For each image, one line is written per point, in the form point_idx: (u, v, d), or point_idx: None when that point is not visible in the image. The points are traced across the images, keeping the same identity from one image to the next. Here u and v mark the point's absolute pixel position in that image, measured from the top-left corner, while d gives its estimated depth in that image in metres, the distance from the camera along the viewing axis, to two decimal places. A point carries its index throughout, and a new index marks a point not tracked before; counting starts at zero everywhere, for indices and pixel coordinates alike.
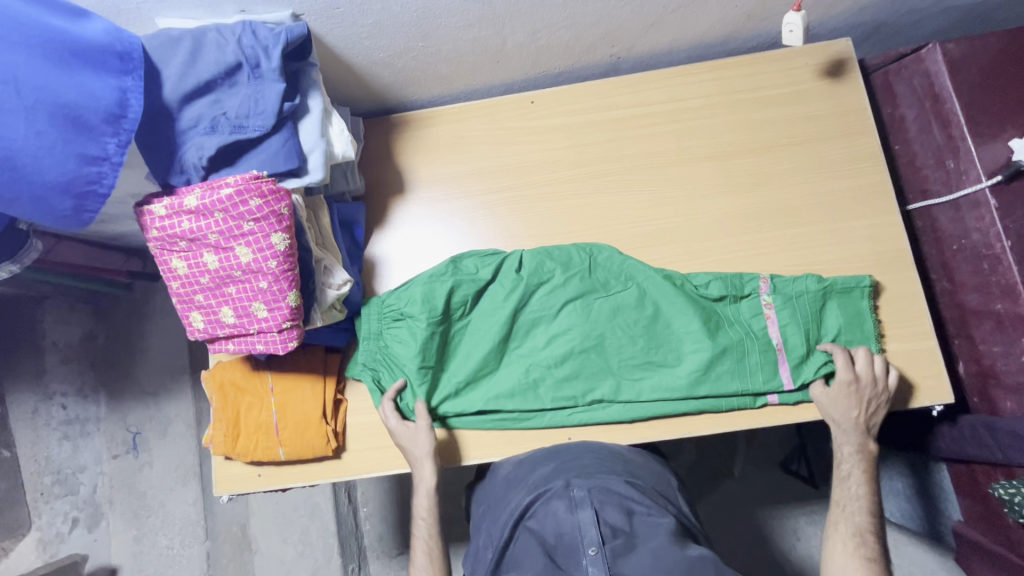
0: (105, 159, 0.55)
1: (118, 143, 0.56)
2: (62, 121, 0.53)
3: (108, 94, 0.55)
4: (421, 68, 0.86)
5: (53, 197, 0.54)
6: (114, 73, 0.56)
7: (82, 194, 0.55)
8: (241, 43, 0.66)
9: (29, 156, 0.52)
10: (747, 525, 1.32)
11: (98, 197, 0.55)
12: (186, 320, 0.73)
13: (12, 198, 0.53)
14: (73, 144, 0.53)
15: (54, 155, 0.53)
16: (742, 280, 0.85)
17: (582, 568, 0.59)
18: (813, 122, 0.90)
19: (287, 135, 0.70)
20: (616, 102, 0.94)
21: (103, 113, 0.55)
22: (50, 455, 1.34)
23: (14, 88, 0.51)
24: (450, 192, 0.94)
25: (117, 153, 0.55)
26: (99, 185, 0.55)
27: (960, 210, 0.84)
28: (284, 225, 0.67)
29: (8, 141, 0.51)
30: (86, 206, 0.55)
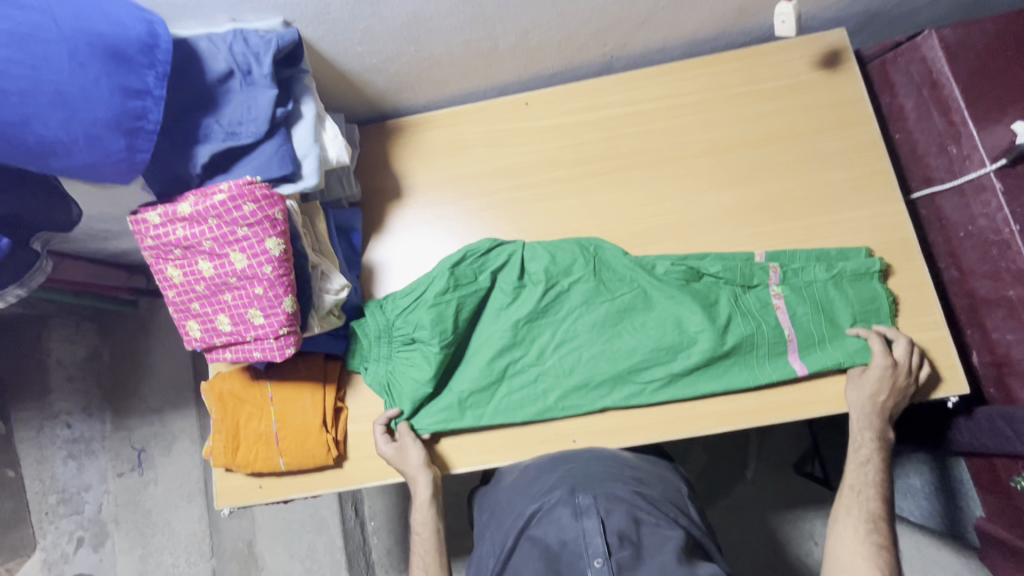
0: (147, 92, 0.59)
1: (156, 76, 0.60)
2: (102, 53, 0.56)
3: (138, 25, 0.59)
4: (414, 73, 0.86)
5: (106, 134, 0.58)
6: (135, 8, 0.60)
7: (133, 129, 0.59)
8: (233, 50, 0.66)
9: (79, 89, 0.55)
10: (763, 529, 1.28)
11: (148, 131, 0.60)
12: (183, 330, 0.72)
13: (70, 138, 0.56)
14: (116, 78, 0.57)
15: (100, 88, 0.56)
16: (751, 271, 0.83)
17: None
18: (811, 113, 0.89)
19: (281, 141, 0.70)
20: (611, 101, 0.93)
21: (137, 46, 0.58)
22: (55, 474, 1.33)
23: (54, 22, 0.54)
24: (447, 196, 0.93)
25: (157, 86, 0.60)
26: (145, 120, 0.60)
27: (965, 196, 0.82)
28: (278, 229, 0.67)
29: (59, 76, 0.54)
30: (139, 143, 0.60)
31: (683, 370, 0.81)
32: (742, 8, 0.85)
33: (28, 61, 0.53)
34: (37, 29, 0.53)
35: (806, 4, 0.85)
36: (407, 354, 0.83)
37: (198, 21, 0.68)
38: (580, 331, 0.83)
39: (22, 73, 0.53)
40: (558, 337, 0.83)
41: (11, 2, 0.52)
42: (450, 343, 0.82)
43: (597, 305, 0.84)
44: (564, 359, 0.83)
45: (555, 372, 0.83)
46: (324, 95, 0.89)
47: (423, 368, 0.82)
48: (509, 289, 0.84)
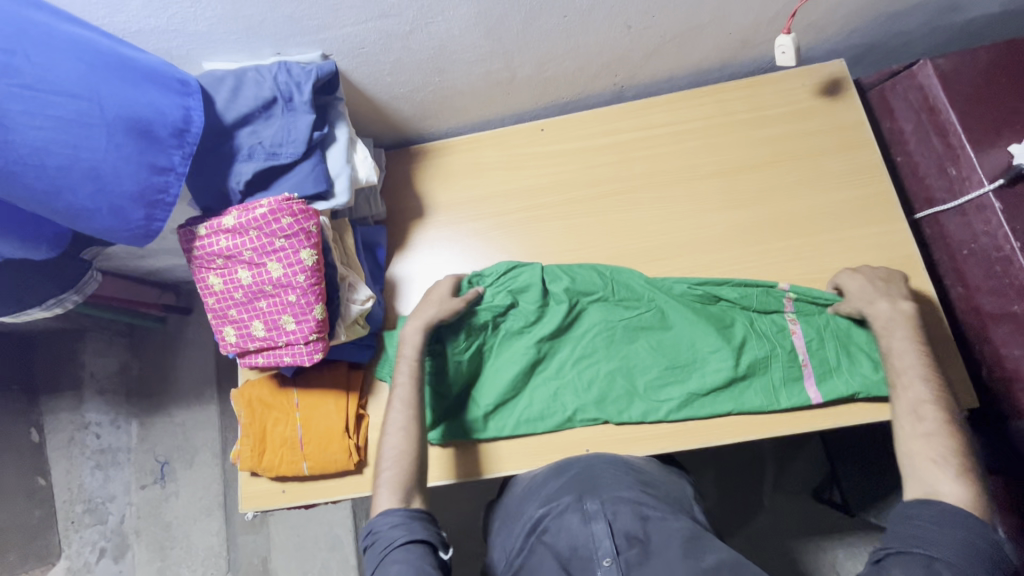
0: (170, 170, 0.65)
1: (182, 155, 0.66)
2: (135, 135, 0.63)
3: (175, 111, 0.65)
4: (438, 101, 0.93)
5: (128, 206, 0.64)
6: (177, 94, 0.66)
7: (153, 202, 0.65)
8: (277, 80, 0.73)
9: (109, 166, 0.62)
10: (783, 559, 1.26)
11: (166, 204, 0.66)
12: (219, 335, 0.77)
13: (94, 208, 0.62)
14: (145, 156, 0.63)
15: (129, 165, 0.63)
16: (768, 296, 0.86)
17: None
18: (813, 138, 0.94)
19: (316, 161, 0.76)
20: (622, 127, 0.99)
21: (171, 129, 0.65)
22: (83, 483, 1.40)
23: (97, 107, 0.61)
24: (466, 215, 0.99)
25: (181, 165, 0.66)
26: (166, 194, 0.66)
27: (966, 215, 0.85)
28: (312, 241, 0.72)
29: (94, 154, 0.61)
30: (156, 214, 0.65)
31: (700, 389, 0.83)
32: (744, 41, 0.91)
33: (70, 141, 0.60)
34: (82, 114, 0.60)
35: (806, 36, 0.91)
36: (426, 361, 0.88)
37: (247, 55, 0.75)
38: (598, 346, 0.87)
39: (62, 151, 0.60)
40: (579, 351, 0.87)
41: (64, 91, 0.59)
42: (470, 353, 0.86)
43: (614, 323, 0.88)
44: (582, 374, 0.86)
45: (572, 384, 0.86)
46: (354, 122, 0.96)
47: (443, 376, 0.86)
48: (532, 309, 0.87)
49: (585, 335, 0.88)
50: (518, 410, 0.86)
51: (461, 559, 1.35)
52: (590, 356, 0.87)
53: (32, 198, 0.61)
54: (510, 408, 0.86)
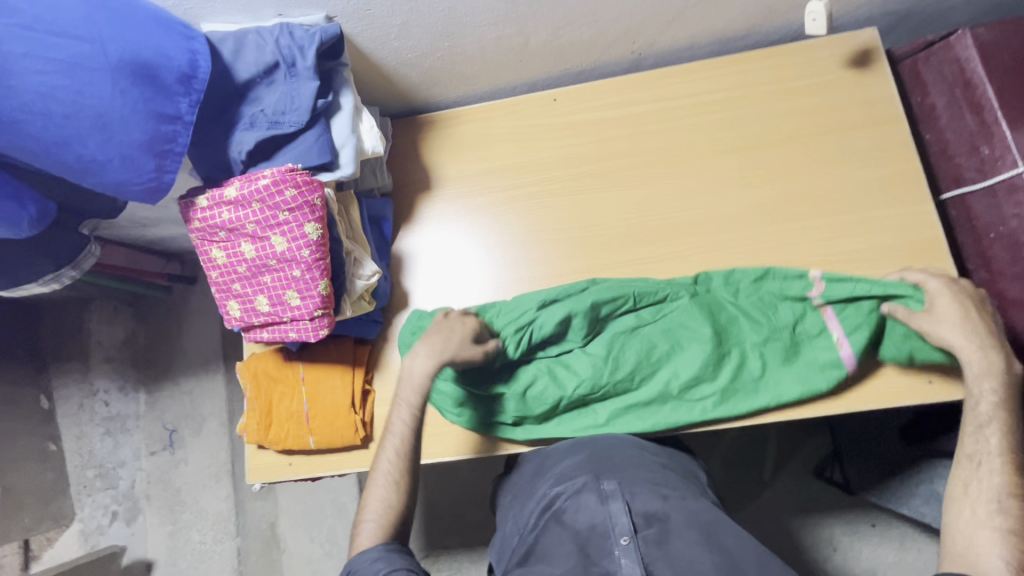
0: (179, 118, 0.62)
1: (189, 103, 0.63)
2: (141, 80, 0.59)
3: (181, 55, 0.61)
4: (447, 67, 0.89)
5: (137, 155, 0.61)
6: (180, 35, 0.62)
7: (163, 152, 0.62)
8: (279, 43, 0.69)
9: (116, 114, 0.59)
10: (783, 534, 1.27)
11: (176, 154, 0.63)
12: (224, 309, 0.76)
13: (104, 159, 0.60)
14: (152, 103, 0.60)
15: (136, 113, 0.60)
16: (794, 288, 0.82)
17: (614, 559, 0.58)
18: (839, 112, 0.89)
19: (321, 131, 0.73)
20: (638, 98, 0.95)
21: (177, 74, 0.61)
22: (93, 449, 1.40)
23: (99, 49, 0.57)
24: (475, 188, 0.96)
25: (189, 113, 0.63)
26: (176, 143, 0.63)
27: (996, 196, 0.82)
28: (317, 215, 0.70)
29: (100, 101, 0.58)
30: (167, 165, 0.63)
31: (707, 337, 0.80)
32: (772, 7, 0.86)
33: (74, 86, 0.56)
34: (84, 57, 0.56)
35: (838, 3, 0.85)
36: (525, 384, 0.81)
37: (247, 16, 0.71)
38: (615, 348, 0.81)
39: (67, 97, 0.56)
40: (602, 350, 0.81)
41: (65, 31, 0.56)
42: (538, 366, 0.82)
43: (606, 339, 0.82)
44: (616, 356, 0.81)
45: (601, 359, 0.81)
46: (359, 89, 0.92)
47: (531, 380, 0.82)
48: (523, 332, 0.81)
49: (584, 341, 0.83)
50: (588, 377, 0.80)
51: (465, 528, 1.37)
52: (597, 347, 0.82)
53: (39, 148, 0.58)
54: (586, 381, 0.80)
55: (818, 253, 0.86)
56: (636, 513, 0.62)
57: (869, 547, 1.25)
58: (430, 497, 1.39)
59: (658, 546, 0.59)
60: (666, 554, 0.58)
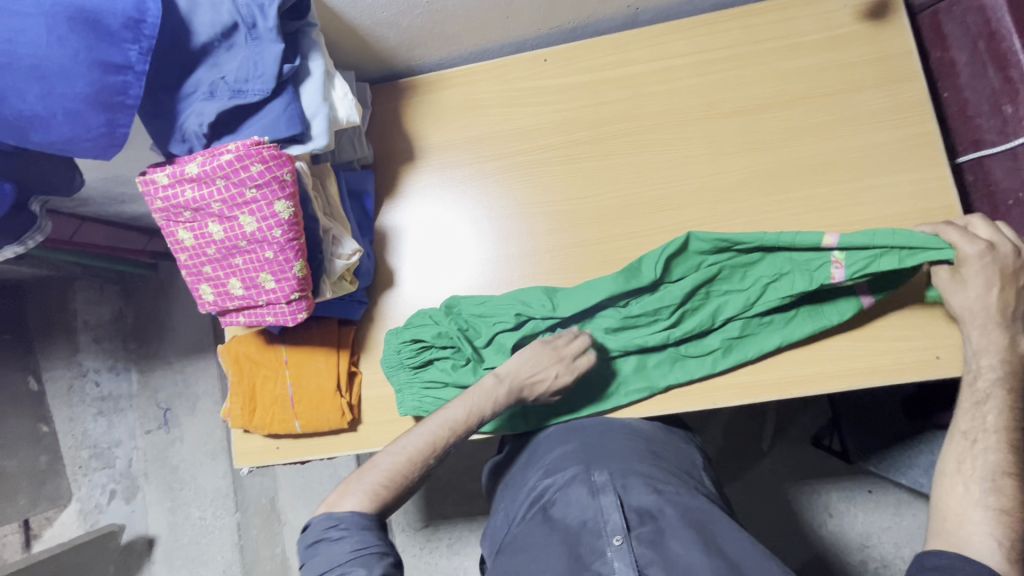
0: (129, 68, 0.57)
1: (139, 51, 0.57)
2: (82, 25, 0.54)
3: None
4: (427, 26, 0.82)
5: (84, 109, 0.57)
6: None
7: (112, 106, 0.57)
8: (237, 1, 0.63)
9: (55, 63, 0.54)
10: (780, 503, 1.27)
11: (128, 107, 0.58)
12: (196, 293, 0.72)
13: (49, 114, 0.56)
14: (96, 52, 0.55)
15: (78, 62, 0.55)
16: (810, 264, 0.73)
17: (606, 561, 0.55)
18: (851, 69, 0.83)
19: (289, 99, 0.67)
20: (634, 57, 0.88)
21: (123, 19, 0.56)
22: (86, 430, 1.39)
23: None
24: (461, 158, 0.90)
25: (139, 62, 0.57)
26: (127, 96, 0.58)
27: (1018, 159, 0.76)
28: (287, 192, 0.66)
29: (36, 49, 0.53)
30: (117, 119, 0.58)
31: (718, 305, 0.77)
32: None
33: (5, 34, 0.52)
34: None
35: None
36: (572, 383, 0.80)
37: None
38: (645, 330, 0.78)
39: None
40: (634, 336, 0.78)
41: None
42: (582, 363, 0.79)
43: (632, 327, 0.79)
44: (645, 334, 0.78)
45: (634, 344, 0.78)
46: (334, 51, 0.85)
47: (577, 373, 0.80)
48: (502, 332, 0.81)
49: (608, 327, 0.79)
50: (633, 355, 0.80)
51: (464, 500, 1.37)
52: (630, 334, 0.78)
53: None
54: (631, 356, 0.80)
55: (824, 223, 0.81)
56: (628, 507, 0.61)
57: (865, 514, 1.25)
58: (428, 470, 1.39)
59: (652, 545, 0.56)
60: (661, 555, 0.55)
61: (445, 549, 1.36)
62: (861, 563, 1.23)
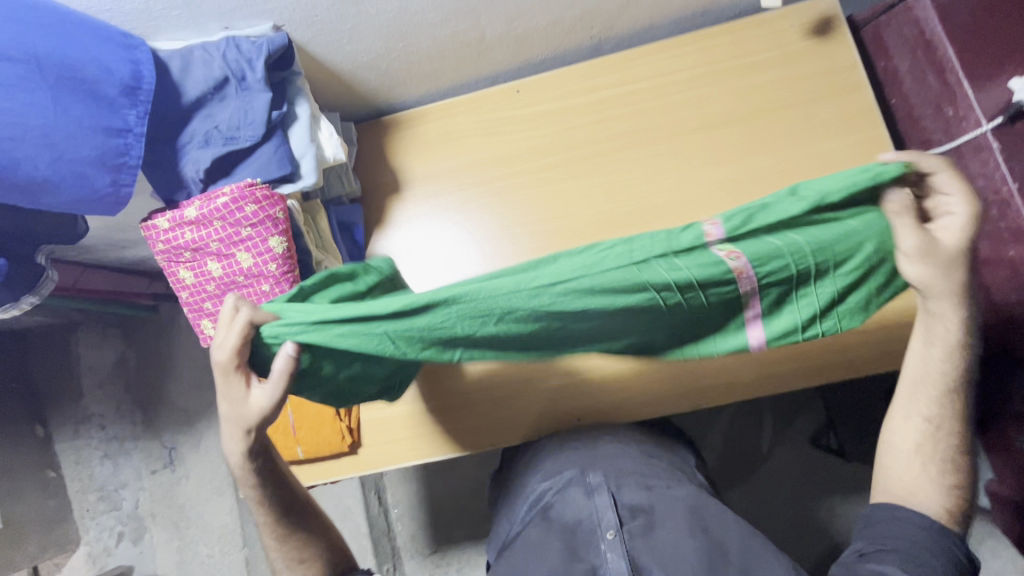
0: (129, 130, 0.63)
1: (137, 114, 0.64)
2: (86, 98, 0.60)
3: (122, 68, 0.63)
4: (405, 67, 0.88)
5: (90, 171, 0.62)
6: (122, 48, 0.64)
7: (116, 166, 0.63)
8: (226, 58, 0.69)
9: (62, 132, 0.60)
10: (787, 508, 1.24)
11: (130, 167, 0.64)
12: (198, 328, 0.76)
13: (55, 176, 0.61)
14: (98, 118, 0.61)
15: (83, 129, 0.61)
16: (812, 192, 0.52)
17: (600, 554, 0.57)
18: (803, 82, 0.89)
19: (278, 143, 0.72)
20: (600, 84, 0.94)
21: (121, 86, 0.63)
22: (93, 472, 1.42)
23: (40, 70, 0.58)
24: (444, 187, 0.95)
25: (139, 125, 0.63)
26: (128, 157, 0.64)
27: (963, 156, 0.81)
28: (280, 228, 0.70)
29: (45, 119, 0.59)
30: (121, 178, 0.63)
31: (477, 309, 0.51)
32: None
33: (15, 108, 0.57)
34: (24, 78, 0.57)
35: None
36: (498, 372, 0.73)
37: (193, 31, 0.70)
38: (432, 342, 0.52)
39: (9, 119, 0.57)
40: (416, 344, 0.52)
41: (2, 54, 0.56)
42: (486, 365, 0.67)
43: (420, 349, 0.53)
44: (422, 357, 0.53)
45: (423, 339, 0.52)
46: (319, 95, 0.91)
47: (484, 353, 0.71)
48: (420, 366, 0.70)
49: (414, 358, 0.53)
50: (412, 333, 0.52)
51: (472, 521, 1.38)
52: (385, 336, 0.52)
53: None
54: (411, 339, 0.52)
55: None
56: (622, 505, 0.62)
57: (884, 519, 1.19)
58: (435, 493, 1.40)
59: (642, 538, 0.58)
60: (651, 546, 0.57)
61: (455, 573, 1.36)
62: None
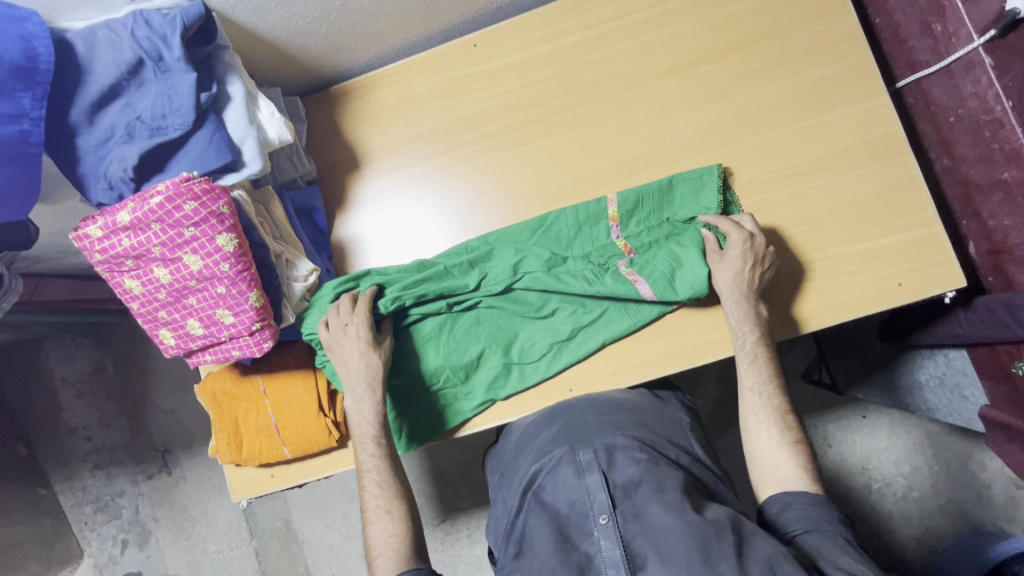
0: (26, 117, 0.56)
1: (34, 98, 0.56)
2: None
3: (12, 45, 0.54)
4: (347, 30, 0.80)
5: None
6: (8, 20, 0.55)
7: (16, 157, 0.56)
8: (136, 36, 0.61)
9: None
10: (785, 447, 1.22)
11: (34, 155, 0.57)
12: (157, 339, 0.71)
13: None
14: None
15: None
16: (672, 196, 0.80)
17: (594, 541, 0.56)
18: (781, 9, 0.82)
19: (212, 129, 0.65)
20: (563, 30, 0.86)
21: (11, 68, 0.54)
22: (86, 485, 1.40)
23: None
24: (406, 159, 0.89)
25: (38, 111, 0.56)
26: (31, 145, 0.57)
27: (954, 76, 0.76)
28: (227, 224, 0.64)
29: None
30: (25, 169, 0.57)
31: (535, 305, 0.81)
32: None
33: None
34: None
35: None
36: (472, 362, 0.81)
37: (95, 8, 0.62)
38: (490, 329, 0.81)
39: None
40: (474, 327, 0.81)
41: None
42: (495, 361, 0.81)
43: (485, 330, 0.81)
44: (482, 329, 0.81)
45: (494, 325, 0.81)
46: (255, 69, 0.82)
47: (478, 354, 0.80)
48: (433, 372, 0.80)
49: (468, 335, 0.81)
50: (482, 326, 0.81)
51: (477, 490, 1.39)
52: (456, 320, 0.81)
53: None
54: (483, 327, 0.81)
55: (772, 170, 0.80)
56: (614, 485, 0.60)
57: (894, 453, 1.16)
58: (438, 465, 1.40)
59: (636, 519, 0.56)
60: (645, 528, 0.56)
61: (465, 540, 1.38)
62: (899, 506, 1.14)
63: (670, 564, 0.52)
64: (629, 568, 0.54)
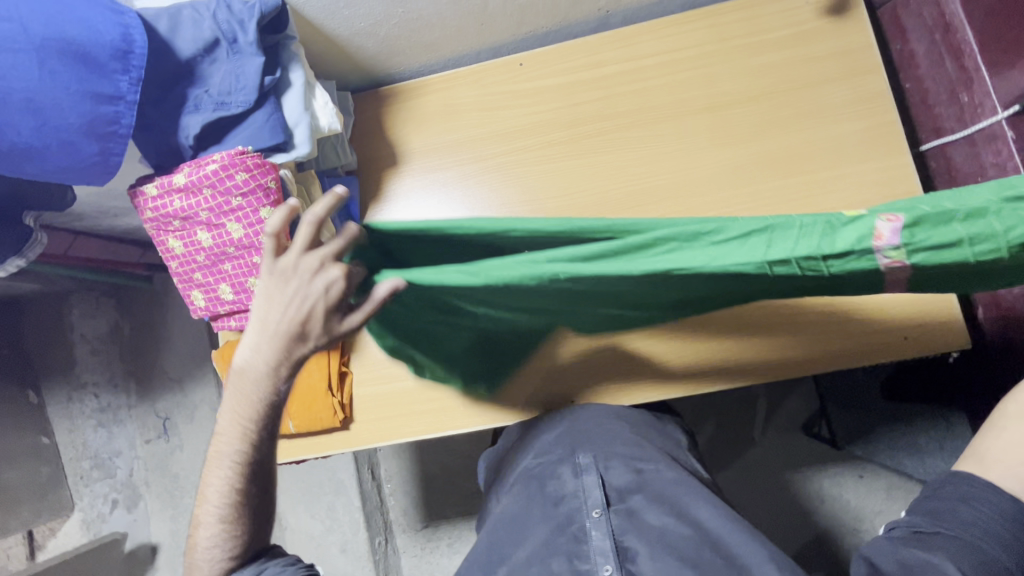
0: (120, 98, 0.62)
1: (129, 81, 0.62)
2: (76, 62, 0.60)
3: (113, 30, 0.61)
4: (406, 36, 0.85)
5: (79, 139, 0.62)
6: (114, 11, 0.62)
7: (105, 134, 0.63)
8: (217, 18, 0.66)
9: (48, 99, 0.60)
10: (781, 497, 1.20)
11: (120, 136, 0.63)
12: (189, 299, 0.76)
13: (46, 145, 0.61)
14: (89, 85, 0.61)
15: (71, 96, 0.60)
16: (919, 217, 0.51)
17: (585, 531, 0.57)
18: (815, 64, 0.86)
19: (271, 110, 0.70)
20: (606, 59, 0.91)
21: (111, 51, 0.61)
22: (86, 441, 1.42)
23: (24, 31, 0.58)
24: (443, 161, 0.93)
25: (130, 92, 0.63)
26: (119, 125, 0.63)
27: (975, 145, 0.79)
28: (272, 199, 0.69)
29: (29, 85, 0.59)
30: (111, 147, 0.63)
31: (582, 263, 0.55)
32: None
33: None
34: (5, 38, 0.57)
35: None
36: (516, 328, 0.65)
37: None
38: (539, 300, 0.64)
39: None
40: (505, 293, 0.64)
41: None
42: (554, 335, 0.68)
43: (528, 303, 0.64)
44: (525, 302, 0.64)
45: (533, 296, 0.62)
46: (314, 61, 0.88)
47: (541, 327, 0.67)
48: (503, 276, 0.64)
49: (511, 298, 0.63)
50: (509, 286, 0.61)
51: (464, 498, 1.38)
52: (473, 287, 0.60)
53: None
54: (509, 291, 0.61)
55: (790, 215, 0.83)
56: (610, 487, 0.62)
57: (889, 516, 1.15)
58: (428, 469, 1.41)
59: (629, 519, 0.58)
60: (637, 527, 0.57)
61: (445, 548, 1.37)
62: None
63: (658, 559, 0.54)
64: (618, 559, 0.55)
